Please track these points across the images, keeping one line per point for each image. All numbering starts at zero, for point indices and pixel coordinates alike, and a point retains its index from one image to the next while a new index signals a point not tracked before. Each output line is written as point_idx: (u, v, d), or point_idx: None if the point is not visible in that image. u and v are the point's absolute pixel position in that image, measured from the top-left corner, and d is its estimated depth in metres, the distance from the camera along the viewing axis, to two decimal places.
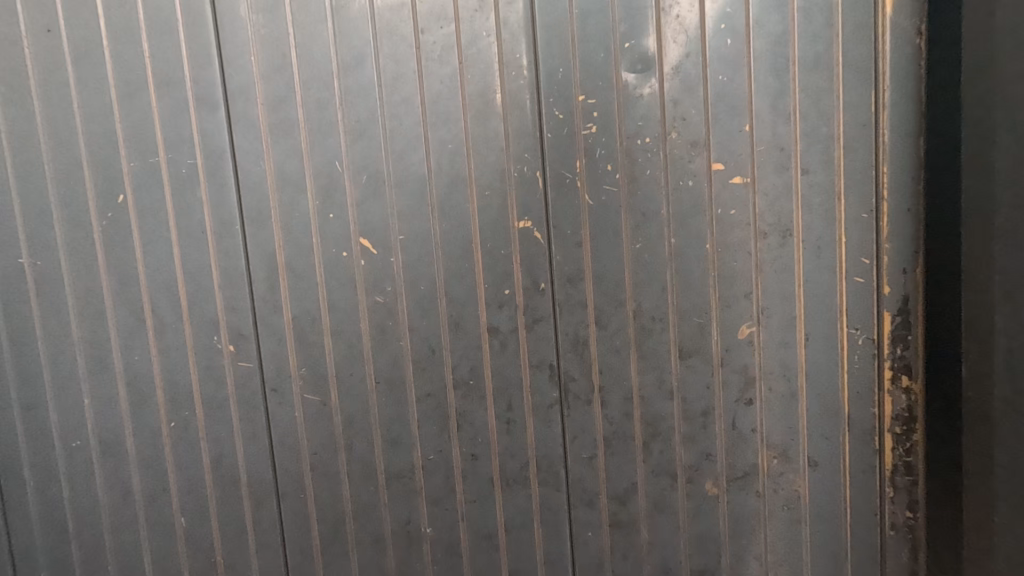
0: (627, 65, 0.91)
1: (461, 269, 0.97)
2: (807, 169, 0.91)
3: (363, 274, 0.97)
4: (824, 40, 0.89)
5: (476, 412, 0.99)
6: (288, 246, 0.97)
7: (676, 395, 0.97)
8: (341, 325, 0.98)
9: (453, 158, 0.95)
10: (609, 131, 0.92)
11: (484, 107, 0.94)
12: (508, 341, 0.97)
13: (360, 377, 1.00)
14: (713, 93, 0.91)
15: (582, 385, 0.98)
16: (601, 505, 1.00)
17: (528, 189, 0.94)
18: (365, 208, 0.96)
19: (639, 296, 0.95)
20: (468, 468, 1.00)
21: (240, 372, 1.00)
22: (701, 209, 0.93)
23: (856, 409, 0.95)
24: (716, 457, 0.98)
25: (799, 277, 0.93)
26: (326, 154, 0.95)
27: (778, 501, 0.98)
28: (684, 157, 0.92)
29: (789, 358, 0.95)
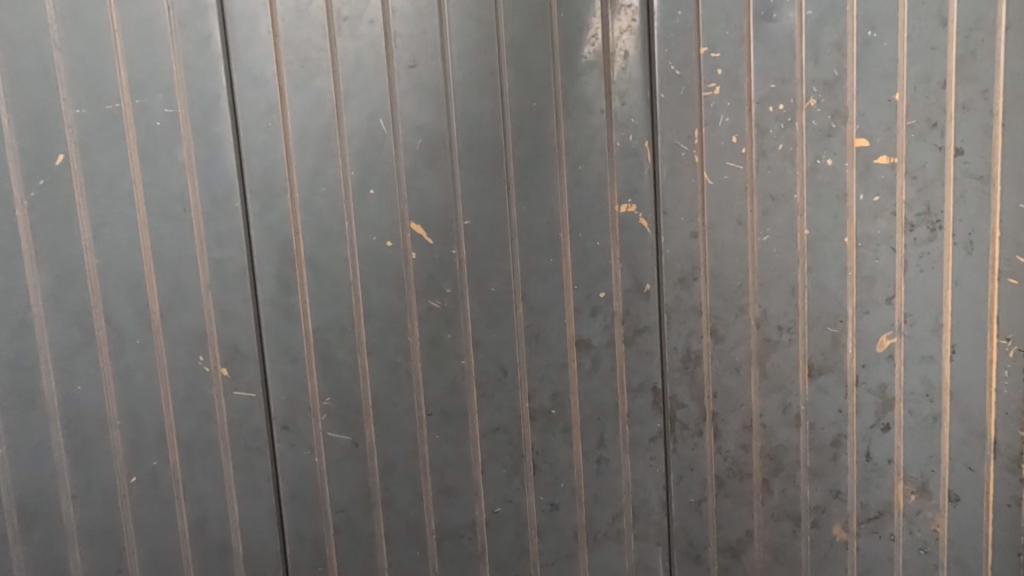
0: (760, 12, 0.73)
1: (544, 264, 0.74)
2: (961, 150, 0.76)
3: (414, 271, 0.73)
4: None
5: (559, 450, 0.77)
6: (311, 232, 0.71)
7: (803, 421, 0.79)
8: (382, 338, 0.74)
9: (538, 120, 0.72)
10: (737, 94, 0.74)
11: (580, 56, 0.72)
12: (602, 358, 0.76)
13: (406, 408, 0.75)
14: (861, 51, 0.74)
15: (692, 411, 0.78)
16: (709, 559, 0.81)
17: (634, 164, 0.74)
18: (420, 183, 0.72)
19: (764, 300, 0.77)
20: (546, 521, 0.78)
21: (237, 404, 0.73)
22: (842, 193, 0.75)
23: (1004, 433, 0.80)
24: (846, 495, 0.81)
25: (947, 278, 0.78)
26: (367, 108, 0.71)
27: (912, 544, 0.82)
28: (823, 130, 0.75)
29: (931, 374, 0.79)
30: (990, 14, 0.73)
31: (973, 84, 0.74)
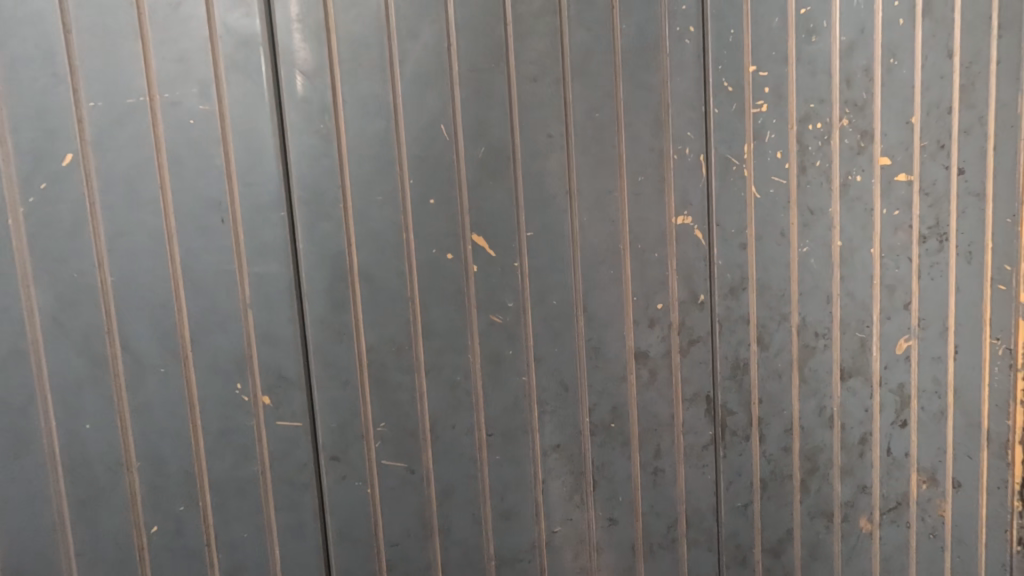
0: (802, 33, 0.77)
1: (605, 276, 0.73)
2: (964, 168, 0.83)
3: (475, 285, 0.69)
4: (986, 28, 0.80)
5: (619, 463, 0.76)
6: (365, 245, 0.66)
7: (835, 422, 0.84)
8: (441, 357, 0.69)
9: (600, 130, 0.71)
10: (782, 111, 0.77)
11: (640, 68, 0.72)
12: (659, 369, 0.76)
13: (466, 430, 0.71)
14: (886, 76, 0.80)
15: (741, 418, 0.80)
16: (755, 560, 0.83)
17: (691, 176, 0.75)
18: (481, 193, 0.68)
19: (804, 308, 0.81)
20: (605, 537, 0.77)
21: (280, 436, 0.65)
22: (871, 206, 0.81)
23: (992, 421, 0.86)
24: (871, 489, 0.86)
25: (951, 285, 0.85)
26: (427, 113, 0.66)
27: (922, 530, 0.89)
28: (853, 147, 0.80)
29: (941, 373, 0.86)
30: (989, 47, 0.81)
31: (978, 110, 0.82)
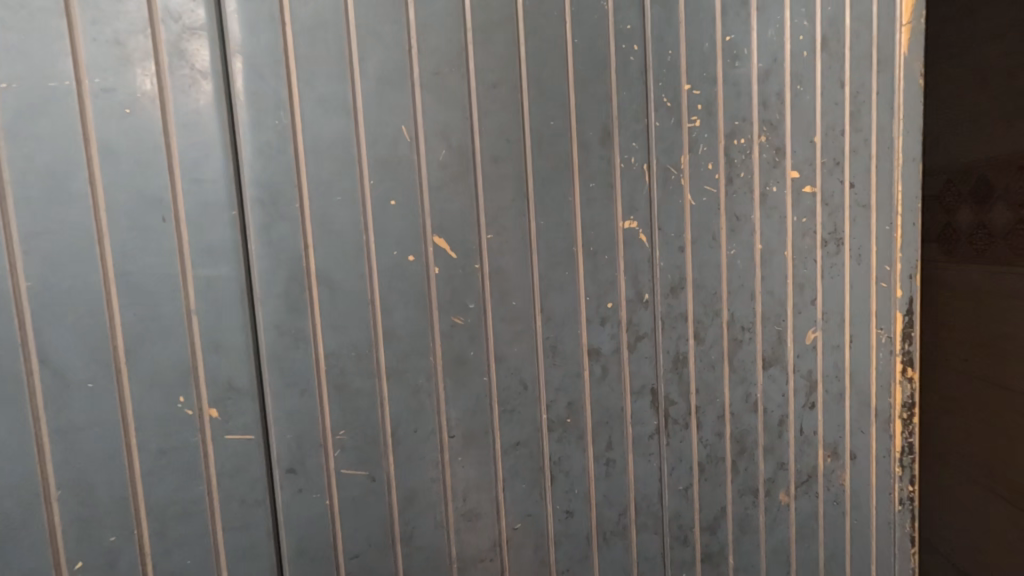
0: (727, 59, 0.85)
1: (561, 277, 0.76)
2: (853, 183, 0.96)
3: (437, 287, 0.69)
4: (868, 65, 0.95)
5: (575, 457, 0.79)
6: (323, 247, 0.63)
7: (759, 407, 0.93)
8: (404, 361, 0.68)
9: (555, 138, 0.75)
10: (712, 127, 0.85)
11: (591, 80, 0.76)
12: (610, 365, 0.81)
13: (429, 433, 0.70)
14: (794, 100, 0.91)
15: (681, 408, 0.87)
16: (694, 539, 0.90)
17: (637, 183, 0.80)
18: (444, 195, 0.69)
19: (732, 305, 0.89)
20: (563, 530, 0.79)
21: (229, 451, 0.62)
22: (785, 215, 0.92)
23: (880, 400, 1.02)
24: (788, 465, 0.97)
25: (847, 284, 0.98)
26: (389, 114, 0.66)
27: (829, 498, 1.01)
28: (770, 161, 0.90)
29: (840, 359, 0.99)
30: (872, 81, 0.95)
31: (863, 134, 0.96)
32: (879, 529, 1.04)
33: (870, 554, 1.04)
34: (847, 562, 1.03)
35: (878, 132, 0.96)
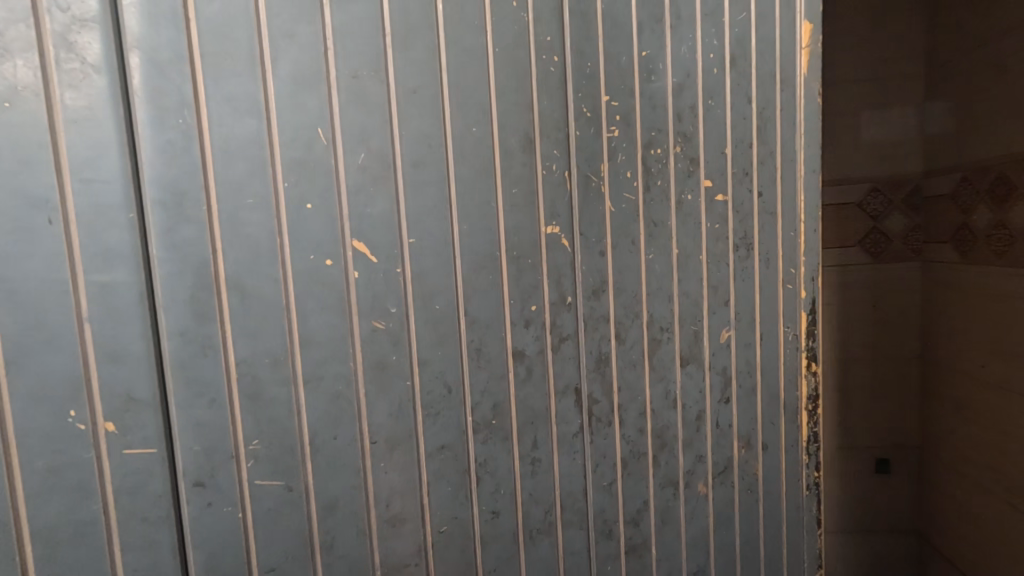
0: (643, 74, 0.90)
1: (484, 281, 0.78)
2: (761, 192, 1.04)
3: (357, 291, 0.69)
4: (771, 84, 1.03)
5: (500, 458, 0.81)
6: (234, 250, 0.62)
7: (678, 403, 0.98)
8: (323, 367, 0.67)
9: (477, 144, 0.76)
10: (630, 137, 0.89)
11: (512, 89, 0.78)
12: (535, 366, 0.83)
13: (349, 440, 0.69)
14: (706, 114, 0.97)
15: (604, 406, 0.90)
16: (618, 532, 0.94)
17: (559, 190, 0.83)
18: (364, 199, 0.68)
19: (652, 307, 0.94)
20: (489, 530, 0.80)
21: (129, 467, 0.58)
22: (699, 221, 0.98)
23: (788, 393, 1.11)
24: (705, 457, 1.03)
25: (756, 286, 1.05)
26: (304, 115, 0.64)
27: (742, 486, 1.08)
28: (685, 171, 0.95)
29: (751, 356, 1.06)
30: (775, 99, 1.03)
31: (768, 147, 1.04)
32: (788, 512, 1.13)
33: (779, 535, 1.13)
34: (760, 545, 1.11)
35: (781, 146, 1.05)
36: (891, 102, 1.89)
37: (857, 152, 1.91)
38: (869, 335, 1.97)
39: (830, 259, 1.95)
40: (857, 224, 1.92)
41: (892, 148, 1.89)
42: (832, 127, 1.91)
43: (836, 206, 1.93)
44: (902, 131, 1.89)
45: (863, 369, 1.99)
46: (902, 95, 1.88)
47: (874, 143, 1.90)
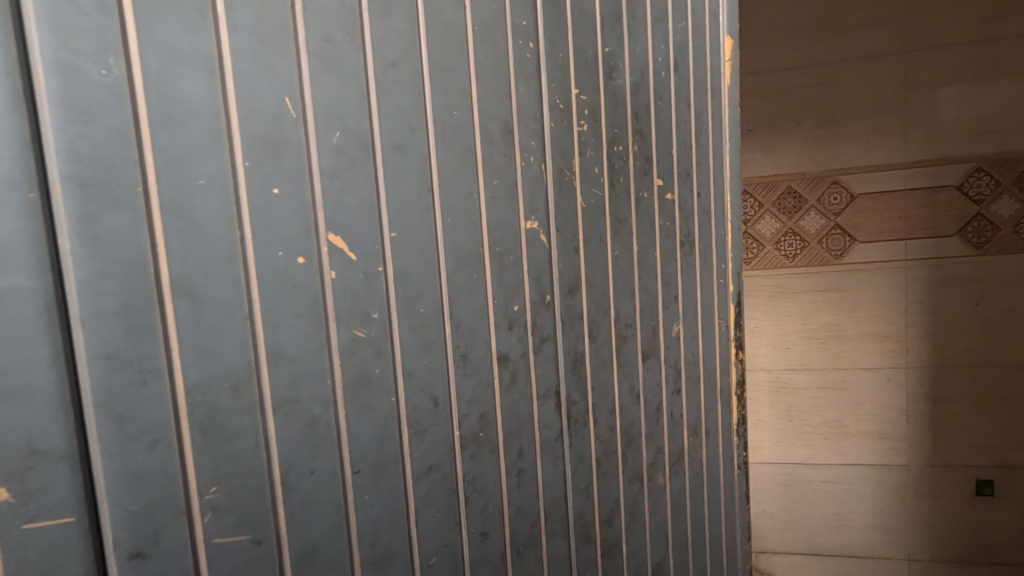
0: (606, 70, 0.90)
1: (469, 281, 0.71)
2: (699, 193, 1.11)
3: (334, 295, 0.58)
4: (703, 92, 1.11)
5: (488, 473, 0.74)
6: (182, 247, 0.48)
7: (641, 398, 1.00)
8: (296, 388, 0.55)
9: (458, 129, 0.69)
10: (596, 133, 0.88)
11: (491, 73, 0.72)
12: (518, 370, 0.77)
13: (328, 472, 0.58)
14: (657, 115, 1.00)
15: (581, 407, 0.88)
16: (595, 535, 0.92)
17: (536, 184, 0.79)
18: (340, 185, 0.58)
19: (617, 303, 0.94)
20: (479, 554, 0.73)
21: (34, 545, 0.43)
22: (654, 219, 1.00)
23: (721, 379, 1.21)
24: (663, 449, 1.06)
25: (697, 281, 1.12)
26: (267, 80, 0.52)
27: (691, 472, 1.13)
28: (642, 169, 0.97)
29: (694, 348, 1.12)
30: (706, 107, 1.12)
31: (703, 151, 1.11)
32: (724, 490, 1.24)
33: (718, 513, 1.22)
34: (704, 526, 1.18)
35: (713, 151, 1.14)
36: (981, 88, 2.25)
37: (931, 139, 2.33)
38: (972, 310, 2.35)
39: (921, 243, 2.38)
40: (959, 209, 2.33)
41: (1015, 123, 2.24)
42: (913, 115, 2.33)
43: (928, 203, 2.35)
44: (1011, 104, 2.24)
45: (965, 342, 2.38)
46: (1003, 75, 2.22)
47: (964, 122, 2.29)
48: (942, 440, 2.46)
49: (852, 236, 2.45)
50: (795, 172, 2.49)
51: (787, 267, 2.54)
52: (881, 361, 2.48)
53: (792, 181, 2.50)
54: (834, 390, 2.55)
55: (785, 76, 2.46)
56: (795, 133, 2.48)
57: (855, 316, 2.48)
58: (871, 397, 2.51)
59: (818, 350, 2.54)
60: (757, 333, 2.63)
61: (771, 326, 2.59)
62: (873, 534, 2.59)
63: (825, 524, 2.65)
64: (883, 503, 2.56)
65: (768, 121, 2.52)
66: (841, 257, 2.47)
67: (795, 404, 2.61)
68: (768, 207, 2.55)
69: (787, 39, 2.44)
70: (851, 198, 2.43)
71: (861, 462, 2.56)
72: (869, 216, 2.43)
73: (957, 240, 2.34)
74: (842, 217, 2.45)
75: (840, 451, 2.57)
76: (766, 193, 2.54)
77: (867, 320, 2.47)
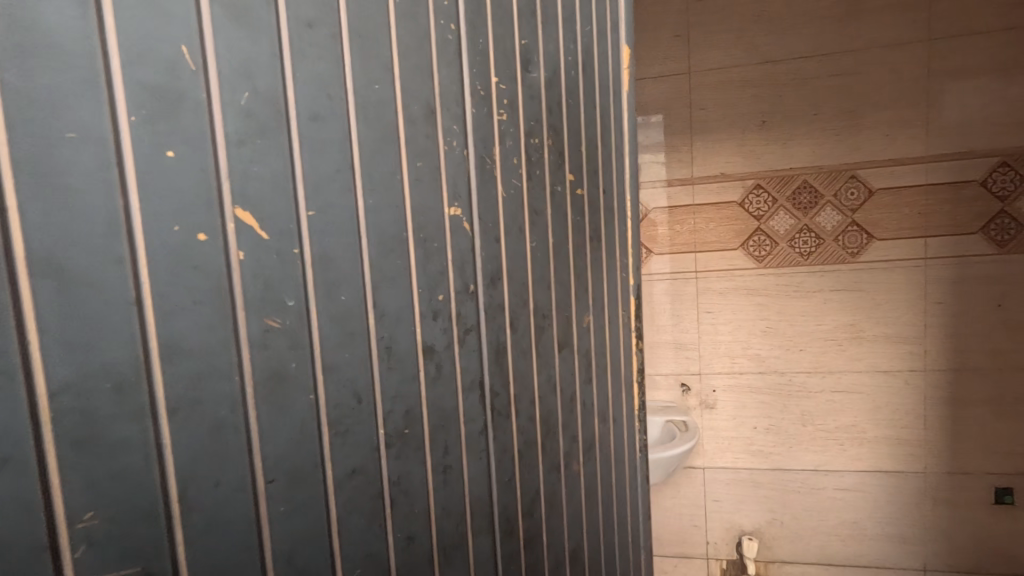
0: (523, 64, 0.91)
1: (394, 267, 0.66)
2: (605, 191, 1.17)
3: (242, 278, 0.50)
4: (607, 96, 1.17)
5: (414, 472, 0.69)
6: (44, 213, 0.39)
7: (557, 388, 1.01)
8: (196, 388, 0.47)
9: (380, 104, 0.64)
10: (515, 124, 0.89)
11: (412, 50, 0.69)
12: (443, 362, 0.74)
13: (237, 484, 0.50)
14: (569, 112, 1.03)
15: (503, 399, 0.87)
16: (518, 528, 0.91)
17: (458, 169, 0.77)
18: (249, 153, 0.50)
19: (536, 295, 0.95)
20: (405, 559, 0.68)
21: None
22: (566, 213, 1.03)
23: (624, 368, 1.28)
24: (578, 437, 1.09)
25: (604, 275, 1.18)
26: (157, 21, 0.44)
27: (601, 457, 1.18)
28: (557, 163, 1.00)
29: (602, 338, 1.17)
30: (610, 110, 1.18)
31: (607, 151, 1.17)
32: (627, 474, 1.31)
33: (623, 496, 1.29)
34: (612, 510, 1.23)
35: (616, 152, 1.21)
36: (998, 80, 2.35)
37: (949, 134, 2.44)
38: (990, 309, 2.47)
39: (943, 240, 2.48)
40: (981, 207, 2.44)
41: None
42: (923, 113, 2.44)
43: (950, 198, 2.46)
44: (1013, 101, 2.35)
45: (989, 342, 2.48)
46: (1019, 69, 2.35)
47: (986, 118, 2.39)
48: (961, 438, 2.55)
49: (868, 232, 2.55)
50: (812, 166, 2.59)
51: (804, 264, 2.62)
52: (900, 360, 2.57)
53: (807, 176, 2.61)
54: (856, 392, 2.63)
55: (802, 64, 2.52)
56: (816, 125, 2.55)
57: (874, 316, 2.57)
58: (887, 398, 2.60)
59: (833, 351, 2.62)
60: (772, 333, 2.68)
61: (788, 327, 2.66)
62: (894, 543, 2.69)
63: (842, 535, 2.73)
64: (897, 511, 2.66)
65: (796, 119, 2.57)
66: (858, 253, 2.57)
67: (808, 407, 2.68)
68: (783, 203, 2.64)
69: (809, 24, 2.50)
70: (869, 194, 2.54)
71: (880, 461, 2.65)
72: (888, 212, 2.53)
73: (981, 238, 2.44)
74: (859, 213, 2.56)
75: (854, 450, 2.66)
76: (782, 188, 2.63)
77: (887, 319, 2.56)
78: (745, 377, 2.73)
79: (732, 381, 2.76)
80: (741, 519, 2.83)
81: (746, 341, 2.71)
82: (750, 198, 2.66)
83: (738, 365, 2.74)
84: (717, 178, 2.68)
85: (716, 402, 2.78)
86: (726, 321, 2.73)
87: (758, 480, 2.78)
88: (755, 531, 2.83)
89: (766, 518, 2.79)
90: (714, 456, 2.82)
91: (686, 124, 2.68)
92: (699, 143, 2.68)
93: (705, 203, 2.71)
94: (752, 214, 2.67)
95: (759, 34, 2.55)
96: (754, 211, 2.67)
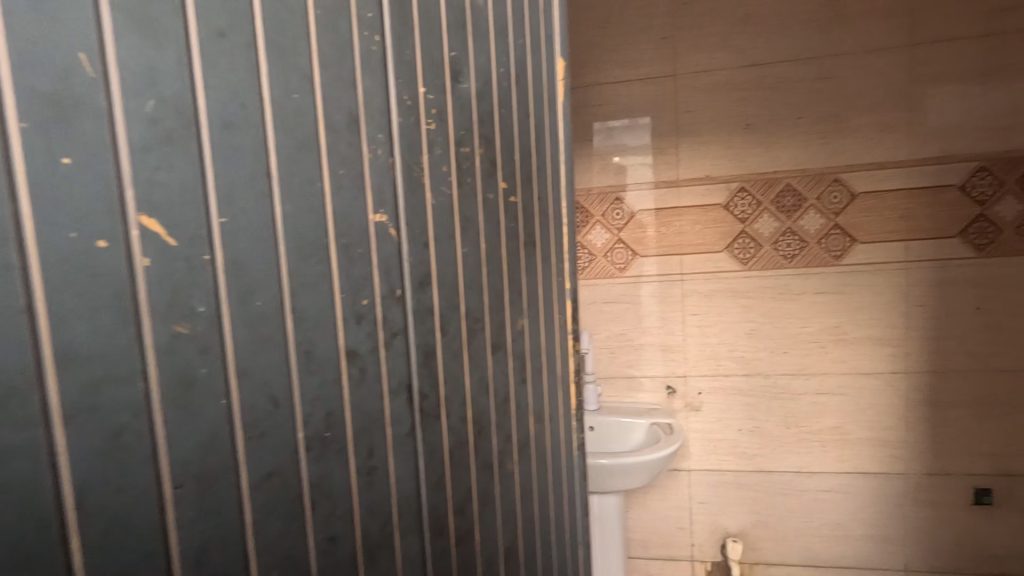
0: (452, 75, 0.93)
1: (314, 272, 0.67)
2: (539, 198, 1.21)
3: (147, 284, 0.50)
4: (541, 106, 1.21)
5: (336, 474, 0.70)
6: None
7: (490, 389, 1.04)
8: (94, 394, 0.47)
9: (298, 113, 0.65)
10: (444, 133, 0.91)
11: (333, 60, 0.70)
12: (367, 365, 0.76)
13: (139, 490, 0.50)
14: (501, 122, 1.06)
15: (432, 400, 0.89)
16: (449, 527, 0.93)
17: (383, 177, 0.78)
18: (154, 160, 0.51)
19: (467, 298, 0.97)
20: (326, 559, 0.69)
21: None
22: (499, 219, 1.06)
23: (560, 369, 1.33)
24: (512, 436, 1.12)
25: (539, 279, 1.21)
26: (52, 29, 0.45)
27: (536, 456, 1.22)
28: (489, 171, 1.03)
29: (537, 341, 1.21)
30: (544, 120, 1.23)
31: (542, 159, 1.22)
32: (564, 471, 1.35)
33: (560, 493, 1.33)
34: (548, 506, 1.27)
35: (550, 160, 1.25)
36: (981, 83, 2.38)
37: (932, 137, 2.45)
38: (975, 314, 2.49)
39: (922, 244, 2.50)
40: (964, 210, 2.46)
41: None
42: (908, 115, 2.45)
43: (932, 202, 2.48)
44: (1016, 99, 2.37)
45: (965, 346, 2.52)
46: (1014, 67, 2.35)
47: (968, 121, 2.42)
48: (943, 442, 2.59)
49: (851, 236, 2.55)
50: (795, 169, 2.58)
51: (786, 267, 2.62)
52: (876, 364, 2.60)
53: (790, 177, 2.60)
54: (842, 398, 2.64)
55: (787, 66, 2.52)
56: (795, 128, 2.55)
57: (856, 319, 2.59)
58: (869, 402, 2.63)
59: (815, 354, 2.64)
60: (756, 336, 2.69)
61: (772, 330, 2.66)
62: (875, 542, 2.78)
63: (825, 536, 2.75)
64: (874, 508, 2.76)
65: (773, 121, 2.56)
66: (841, 257, 2.57)
67: (789, 411, 2.69)
68: (767, 206, 2.63)
69: (789, 27, 2.50)
70: (851, 197, 2.54)
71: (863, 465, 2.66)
72: (872, 213, 2.52)
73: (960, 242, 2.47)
74: (842, 216, 2.55)
75: (843, 453, 2.68)
76: (765, 190, 2.62)
77: (866, 323, 2.58)
78: (727, 380, 2.74)
79: (716, 384, 2.75)
80: (727, 522, 2.83)
81: (729, 345, 2.72)
82: (734, 201, 2.65)
83: (723, 368, 2.74)
84: (704, 179, 2.66)
85: (702, 403, 2.77)
86: (711, 325, 2.73)
87: (741, 480, 2.78)
88: (739, 532, 2.83)
89: (749, 519, 2.82)
90: (702, 458, 2.81)
91: (670, 124, 2.65)
92: (684, 146, 2.66)
93: (693, 203, 2.68)
94: (738, 217, 2.65)
95: (744, 36, 2.55)
96: (738, 214, 2.66)
